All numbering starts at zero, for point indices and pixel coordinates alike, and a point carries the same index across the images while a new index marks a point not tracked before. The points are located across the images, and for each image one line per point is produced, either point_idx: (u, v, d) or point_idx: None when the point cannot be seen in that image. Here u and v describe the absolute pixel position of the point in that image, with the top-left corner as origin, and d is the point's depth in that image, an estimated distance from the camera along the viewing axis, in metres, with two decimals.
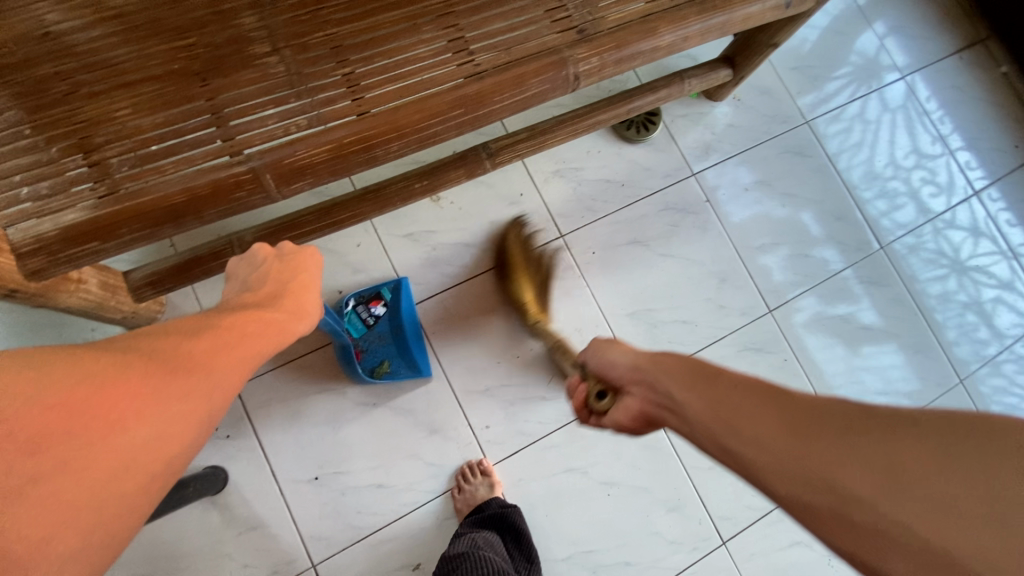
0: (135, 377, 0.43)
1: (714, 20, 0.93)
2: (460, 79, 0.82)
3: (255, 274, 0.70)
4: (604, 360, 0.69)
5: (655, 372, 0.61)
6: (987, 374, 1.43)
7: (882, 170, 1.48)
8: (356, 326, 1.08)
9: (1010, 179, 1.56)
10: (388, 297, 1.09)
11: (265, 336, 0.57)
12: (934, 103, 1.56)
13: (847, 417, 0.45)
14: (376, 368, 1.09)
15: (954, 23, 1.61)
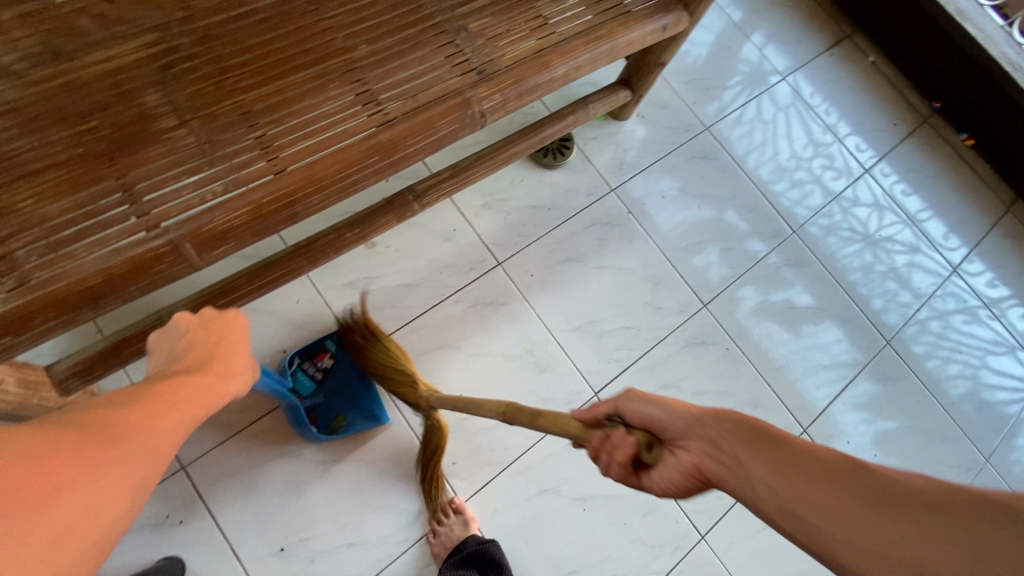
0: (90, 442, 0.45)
1: (601, 48, 1.02)
2: (373, 128, 0.86)
3: (178, 344, 0.70)
4: (652, 408, 0.55)
5: (720, 429, 0.49)
6: (914, 333, 1.55)
7: (787, 164, 1.61)
8: (306, 384, 1.06)
9: (894, 153, 1.73)
10: (333, 347, 1.09)
11: (208, 395, 0.60)
12: (817, 98, 1.73)
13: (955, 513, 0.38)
14: (332, 424, 1.06)
15: (819, 26, 1.80)
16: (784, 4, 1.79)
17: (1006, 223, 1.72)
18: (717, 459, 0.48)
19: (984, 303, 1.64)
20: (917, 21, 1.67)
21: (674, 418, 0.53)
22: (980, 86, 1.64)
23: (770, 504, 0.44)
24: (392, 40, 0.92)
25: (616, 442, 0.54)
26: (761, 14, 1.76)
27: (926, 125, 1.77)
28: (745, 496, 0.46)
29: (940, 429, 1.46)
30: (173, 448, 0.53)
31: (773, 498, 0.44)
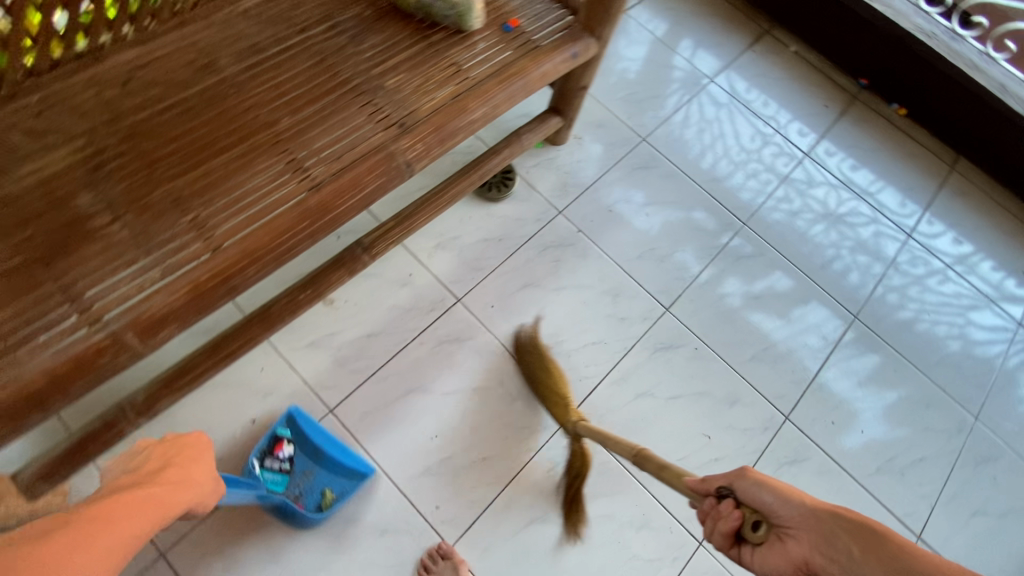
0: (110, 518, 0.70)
1: (515, 84, 1.07)
2: (302, 193, 0.90)
3: (144, 457, 0.87)
4: (765, 498, 0.65)
5: (834, 523, 0.59)
6: (885, 299, 1.52)
7: (740, 158, 1.66)
8: (277, 479, 1.07)
9: (832, 133, 1.78)
10: (288, 434, 1.09)
11: (165, 502, 0.77)
12: (751, 93, 1.79)
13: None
14: (322, 502, 1.08)
15: (738, 27, 1.87)
16: (702, 12, 1.87)
17: (954, 182, 1.75)
18: (831, 554, 0.58)
19: (950, 262, 1.63)
20: (826, 8, 1.74)
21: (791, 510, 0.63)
22: (899, 57, 1.70)
23: None
24: (314, 107, 0.97)
25: (725, 512, 0.68)
26: (682, 24, 1.84)
27: (857, 101, 1.83)
28: None
29: (929, 393, 1.38)
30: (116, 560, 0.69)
31: None
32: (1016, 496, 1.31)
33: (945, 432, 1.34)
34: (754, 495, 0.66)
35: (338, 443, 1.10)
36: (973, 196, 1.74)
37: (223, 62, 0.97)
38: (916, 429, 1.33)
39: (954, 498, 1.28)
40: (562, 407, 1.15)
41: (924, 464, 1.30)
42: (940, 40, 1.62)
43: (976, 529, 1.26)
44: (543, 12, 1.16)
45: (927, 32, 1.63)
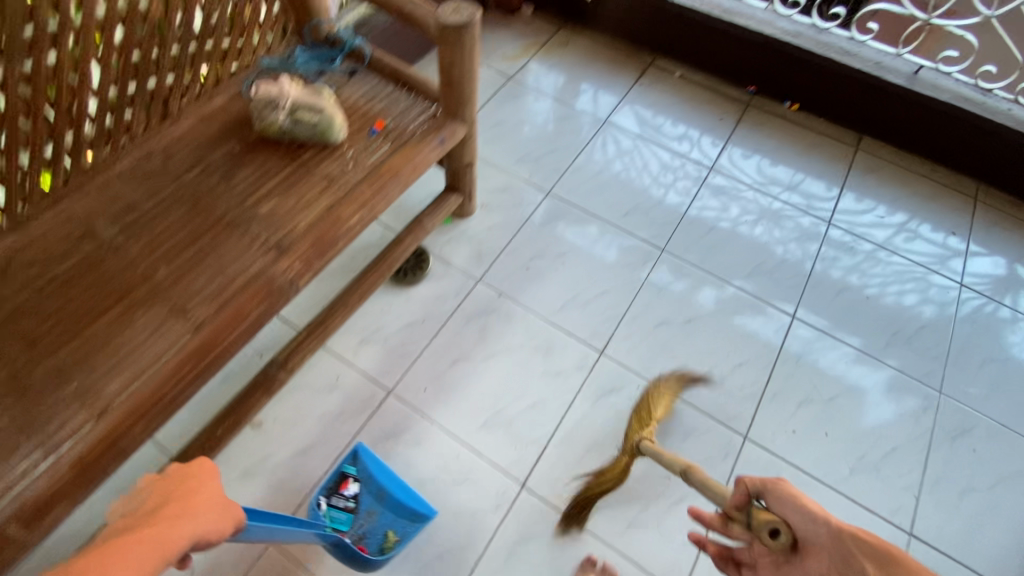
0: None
1: (387, 182, 1.11)
2: (185, 338, 0.90)
3: (142, 494, 0.73)
4: (797, 512, 0.80)
5: (855, 550, 0.72)
6: (823, 289, 1.50)
7: (661, 177, 1.71)
8: (342, 518, 1.12)
9: (734, 142, 1.82)
10: (355, 472, 1.15)
11: (170, 536, 0.63)
12: (659, 118, 1.87)
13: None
14: (384, 543, 1.12)
15: (623, 65, 1.97)
16: (587, 61, 1.97)
17: (864, 160, 1.78)
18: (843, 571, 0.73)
19: (885, 238, 1.63)
20: (695, 32, 1.84)
21: (815, 528, 0.77)
22: (771, 63, 1.78)
23: None
24: (191, 252, 1.00)
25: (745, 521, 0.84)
26: (571, 76, 1.93)
27: (751, 108, 1.88)
28: None
29: (886, 376, 1.35)
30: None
31: None
32: (1002, 466, 1.24)
33: (911, 415, 1.30)
34: (788, 511, 0.81)
35: (398, 483, 1.14)
36: (884, 170, 1.76)
37: (101, 226, 1.01)
38: (880, 418, 1.29)
39: (938, 483, 1.21)
40: (636, 425, 1.18)
41: (898, 454, 1.24)
42: (806, 37, 1.72)
43: (969, 512, 1.19)
44: (409, 109, 1.23)
45: (796, 30, 1.72)
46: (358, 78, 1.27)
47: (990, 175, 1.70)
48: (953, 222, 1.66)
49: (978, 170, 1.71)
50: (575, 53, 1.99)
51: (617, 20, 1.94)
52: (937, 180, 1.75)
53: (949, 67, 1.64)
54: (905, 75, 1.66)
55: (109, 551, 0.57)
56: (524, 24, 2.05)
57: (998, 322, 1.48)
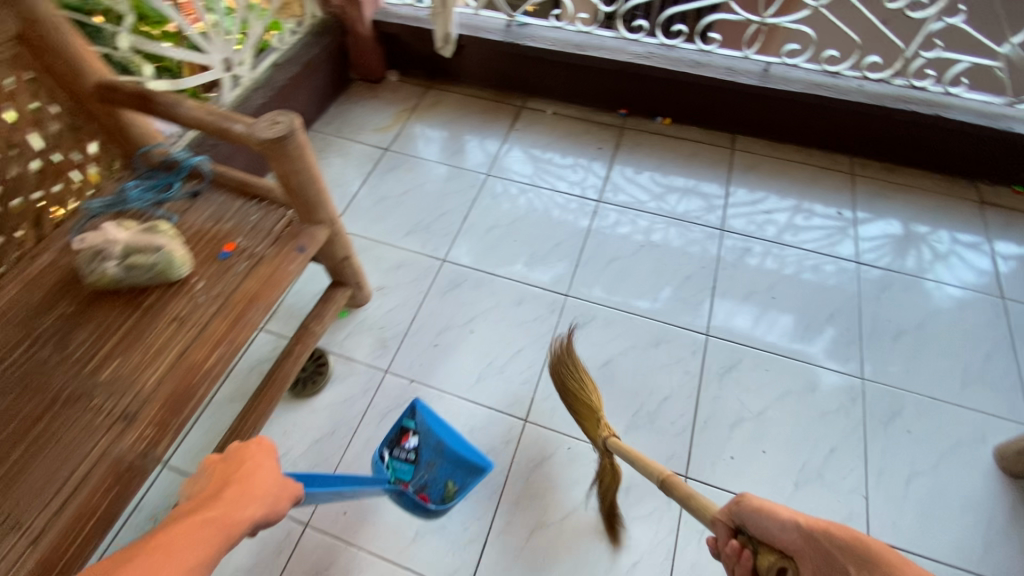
0: (158, 562, 0.58)
1: (244, 312, 1.04)
2: (15, 557, 0.77)
3: (203, 478, 0.83)
4: (769, 522, 0.88)
5: (825, 544, 0.78)
6: (730, 297, 1.50)
7: (565, 207, 1.74)
8: (405, 469, 1.22)
9: (617, 167, 1.85)
10: (413, 426, 1.25)
11: (235, 519, 0.71)
12: (547, 151, 1.92)
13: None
14: (444, 492, 1.21)
15: (495, 113, 2.05)
16: (461, 117, 2.05)
17: (743, 159, 1.86)
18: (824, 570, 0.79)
19: (779, 226, 1.68)
20: (556, 71, 1.93)
21: (788, 531, 0.84)
22: (628, 87, 1.90)
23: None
24: (19, 446, 0.87)
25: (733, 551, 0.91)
26: (447, 134, 1.99)
27: (627, 129, 1.97)
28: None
29: (808, 374, 1.35)
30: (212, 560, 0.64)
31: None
32: (939, 439, 1.24)
33: (840, 408, 1.29)
34: (766, 526, 0.89)
35: (455, 434, 1.23)
36: (763, 165, 1.85)
37: None
38: (811, 419, 1.28)
39: (883, 474, 1.20)
40: (590, 424, 1.17)
41: (839, 455, 1.22)
42: (658, 57, 1.80)
43: (919, 497, 1.17)
44: (261, 220, 1.17)
45: (649, 53, 1.81)
46: (202, 199, 1.21)
47: (851, 148, 1.84)
48: (837, 199, 1.75)
49: (840, 146, 1.84)
50: (448, 112, 2.07)
51: (477, 72, 2.05)
52: (814, 163, 1.85)
53: (793, 60, 1.74)
54: (757, 74, 1.74)
55: (189, 526, 0.66)
56: (395, 95, 2.13)
57: (898, 287, 1.53)
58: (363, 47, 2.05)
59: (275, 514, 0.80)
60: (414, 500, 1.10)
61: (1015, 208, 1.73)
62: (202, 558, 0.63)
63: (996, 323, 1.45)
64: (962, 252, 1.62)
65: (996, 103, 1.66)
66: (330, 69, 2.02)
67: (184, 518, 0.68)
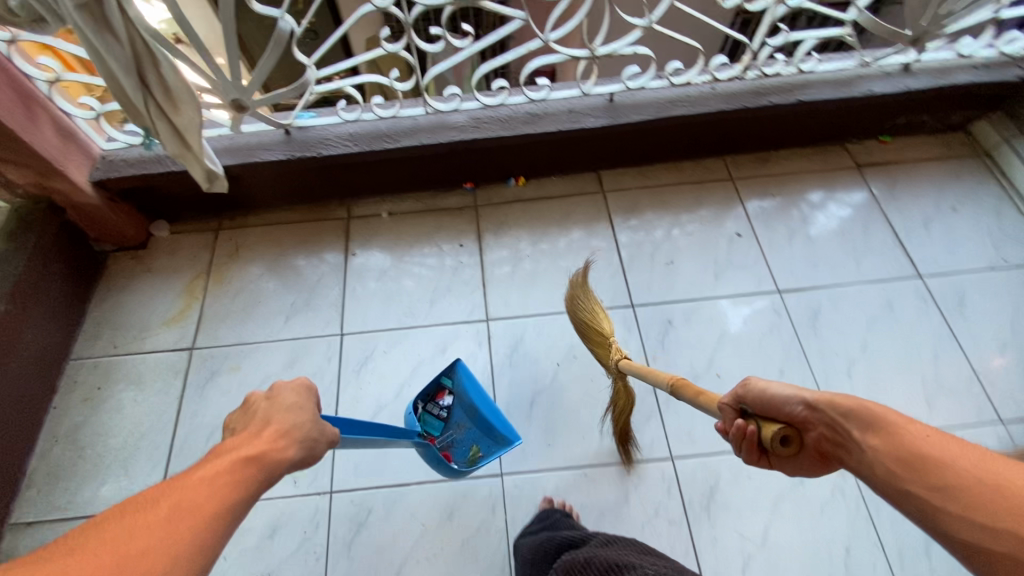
0: (181, 515, 0.55)
1: None
2: None
3: (243, 415, 0.74)
4: (774, 400, 0.81)
5: (831, 414, 0.73)
6: (677, 399, 1.31)
7: (449, 330, 1.43)
8: (435, 424, 1.26)
9: (488, 263, 1.53)
10: (450, 384, 1.28)
11: (274, 459, 0.66)
12: (400, 254, 1.56)
13: (994, 500, 0.55)
14: (468, 455, 1.24)
15: (319, 235, 1.59)
16: (277, 259, 1.55)
17: (618, 201, 1.63)
18: (832, 439, 0.74)
19: (674, 255, 1.53)
20: (378, 168, 1.54)
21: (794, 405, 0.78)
22: (469, 160, 1.56)
23: (873, 472, 0.67)
24: None
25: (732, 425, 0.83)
26: (267, 290, 1.50)
27: (482, 207, 1.64)
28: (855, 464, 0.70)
29: None
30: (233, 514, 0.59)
31: (872, 467, 0.67)
32: None
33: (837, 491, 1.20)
34: (766, 404, 0.82)
35: (489, 401, 1.25)
36: (641, 203, 1.63)
37: None
38: (815, 521, 1.17)
39: (904, 554, 1.14)
40: (603, 350, 1.20)
41: (856, 553, 1.14)
42: (488, 122, 1.46)
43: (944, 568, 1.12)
44: None
45: (475, 120, 1.46)
46: None
47: (723, 147, 1.67)
48: (730, 217, 1.59)
49: (711, 149, 1.67)
50: (257, 258, 1.55)
51: (273, 193, 1.57)
52: (691, 179, 1.67)
53: (636, 82, 1.47)
54: (603, 111, 1.49)
55: (223, 467, 0.62)
56: (174, 255, 1.56)
57: (822, 305, 1.43)
58: (98, 217, 1.44)
59: (315, 454, 0.74)
60: (436, 454, 1.15)
61: (886, 162, 1.70)
62: (232, 508, 0.59)
63: (924, 311, 1.43)
64: (867, 235, 1.56)
65: (849, 65, 1.54)
66: (59, 265, 1.39)
67: (219, 453, 0.64)
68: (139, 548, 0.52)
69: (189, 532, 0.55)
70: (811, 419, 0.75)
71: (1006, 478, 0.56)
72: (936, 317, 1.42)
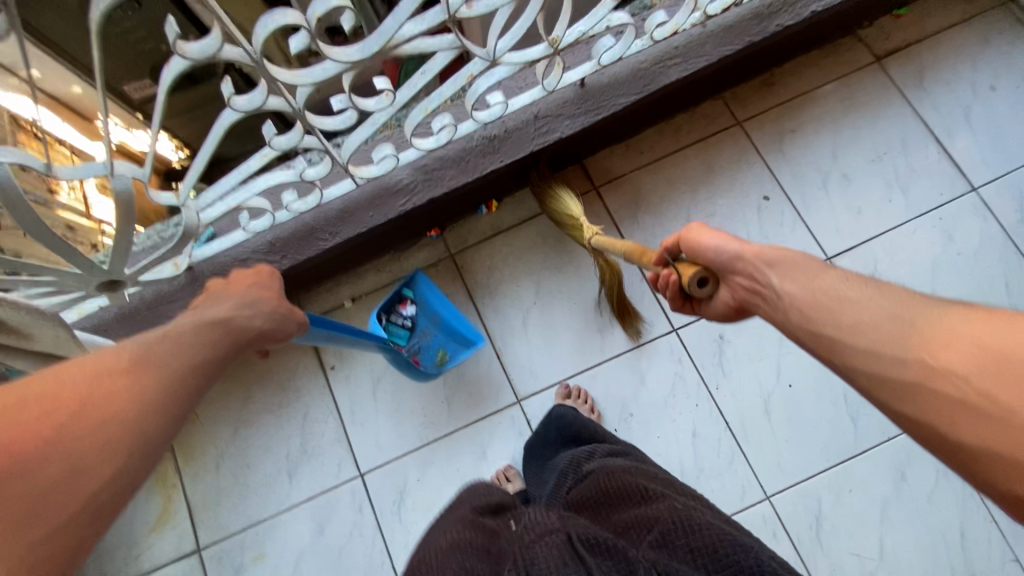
0: (152, 361, 0.52)
1: None
2: None
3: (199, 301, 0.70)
4: (702, 250, 0.72)
5: (757, 264, 0.65)
6: (755, 428, 1.17)
7: (479, 427, 1.21)
8: (401, 333, 1.24)
9: (493, 327, 1.27)
10: (411, 293, 1.27)
11: (243, 327, 0.64)
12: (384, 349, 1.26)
13: (904, 335, 0.49)
14: (436, 358, 1.25)
15: (277, 356, 1.26)
16: (244, 405, 1.24)
17: (615, 196, 1.33)
18: (750, 290, 0.66)
19: None
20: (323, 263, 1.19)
21: (721, 257, 0.70)
22: (428, 213, 1.21)
23: (798, 328, 0.59)
24: None
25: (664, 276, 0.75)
26: (252, 449, 1.22)
27: (459, 255, 1.31)
28: (774, 308, 0.62)
29: (888, 461, 1.14)
30: (208, 377, 0.56)
31: (797, 316, 0.59)
32: None
33: (941, 477, 1.12)
34: (696, 256, 0.73)
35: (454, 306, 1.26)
36: (644, 189, 1.34)
37: None
38: (928, 515, 1.10)
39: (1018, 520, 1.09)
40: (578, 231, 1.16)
41: (974, 536, 1.09)
42: (440, 167, 1.11)
43: None
44: None
45: (422, 170, 1.11)
46: None
47: (719, 86, 1.33)
48: (750, 178, 1.33)
49: (705, 93, 1.34)
50: (220, 414, 1.24)
51: None
52: (691, 137, 1.36)
53: (611, 55, 1.08)
54: (577, 105, 1.14)
55: (193, 325, 0.59)
56: None
57: (875, 260, 1.26)
58: None
59: (284, 335, 0.72)
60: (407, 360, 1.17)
61: (906, 43, 1.39)
62: (211, 361, 0.57)
63: (985, 231, 1.26)
64: (906, 152, 1.32)
65: None
66: None
67: (187, 316, 0.62)
68: (108, 390, 0.48)
69: (162, 381, 0.51)
70: (741, 269, 0.67)
71: (920, 320, 0.49)
72: (999, 235, 1.26)
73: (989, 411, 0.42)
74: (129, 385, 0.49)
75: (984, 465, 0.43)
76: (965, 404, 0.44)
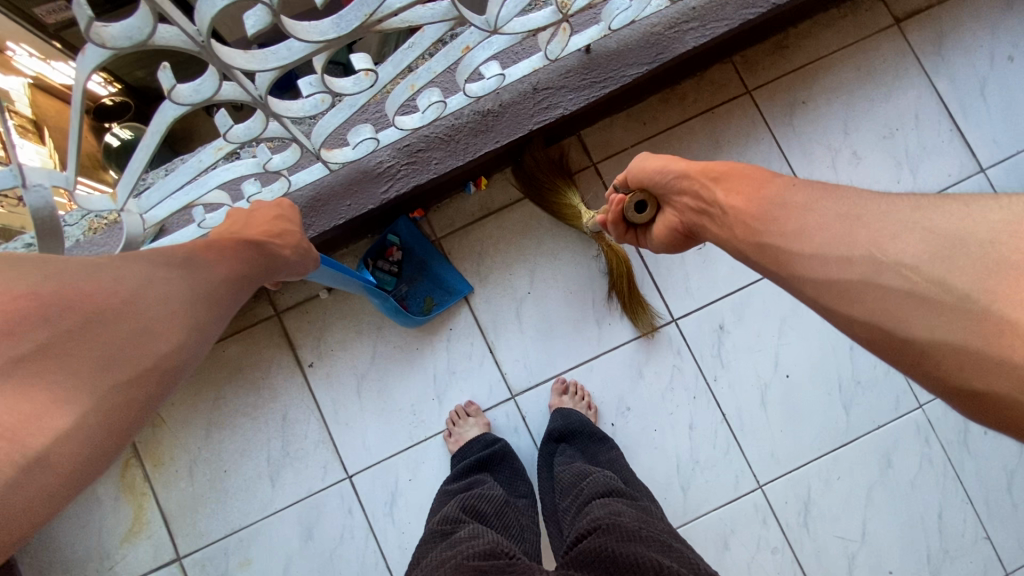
0: (197, 265, 0.59)
1: None
2: None
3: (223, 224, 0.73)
4: (649, 172, 0.70)
5: (703, 183, 0.63)
6: (752, 420, 1.17)
7: None
8: (388, 280, 1.15)
9: (486, 320, 1.18)
10: (397, 239, 1.17)
11: (277, 252, 0.70)
12: (366, 343, 1.17)
13: (848, 233, 0.48)
14: (423, 305, 1.17)
15: (248, 354, 1.15)
16: (215, 408, 1.14)
17: (615, 173, 1.22)
18: (695, 210, 0.65)
19: None
20: None
21: (667, 179, 0.67)
22: (411, 197, 1.08)
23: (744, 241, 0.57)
24: None
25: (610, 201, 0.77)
26: (228, 454, 1.14)
27: (445, 239, 1.19)
28: (717, 223, 0.61)
29: (878, 449, 1.16)
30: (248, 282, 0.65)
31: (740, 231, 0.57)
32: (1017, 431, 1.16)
33: (923, 461, 1.16)
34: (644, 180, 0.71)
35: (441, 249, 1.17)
36: None
37: None
38: (908, 497, 1.15)
39: (989, 500, 1.15)
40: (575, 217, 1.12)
41: (948, 516, 1.14)
42: (427, 150, 0.98)
43: None
44: None
45: (405, 151, 0.97)
46: None
47: (727, 48, 1.21)
48: (758, 155, 1.24)
49: (712, 57, 1.22)
50: (189, 417, 1.14)
51: None
52: (697, 106, 1.24)
53: (623, 19, 0.93)
54: (581, 75, 0.99)
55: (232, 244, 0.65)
56: None
57: None
58: None
59: (303, 267, 0.76)
60: None
61: (928, 4, 1.28)
62: (244, 275, 0.64)
63: None
64: (920, 128, 1.25)
65: None
66: None
67: (224, 236, 0.68)
68: (163, 279, 0.55)
69: (213, 280, 0.59)
70: (686, 188, 0.65)
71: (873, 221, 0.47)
72: None
73: (961, 308, 0.41)
74: (181, 277, 0.57)
75: (940, 365, 0.42)
76: (929, 298, 0.42)
